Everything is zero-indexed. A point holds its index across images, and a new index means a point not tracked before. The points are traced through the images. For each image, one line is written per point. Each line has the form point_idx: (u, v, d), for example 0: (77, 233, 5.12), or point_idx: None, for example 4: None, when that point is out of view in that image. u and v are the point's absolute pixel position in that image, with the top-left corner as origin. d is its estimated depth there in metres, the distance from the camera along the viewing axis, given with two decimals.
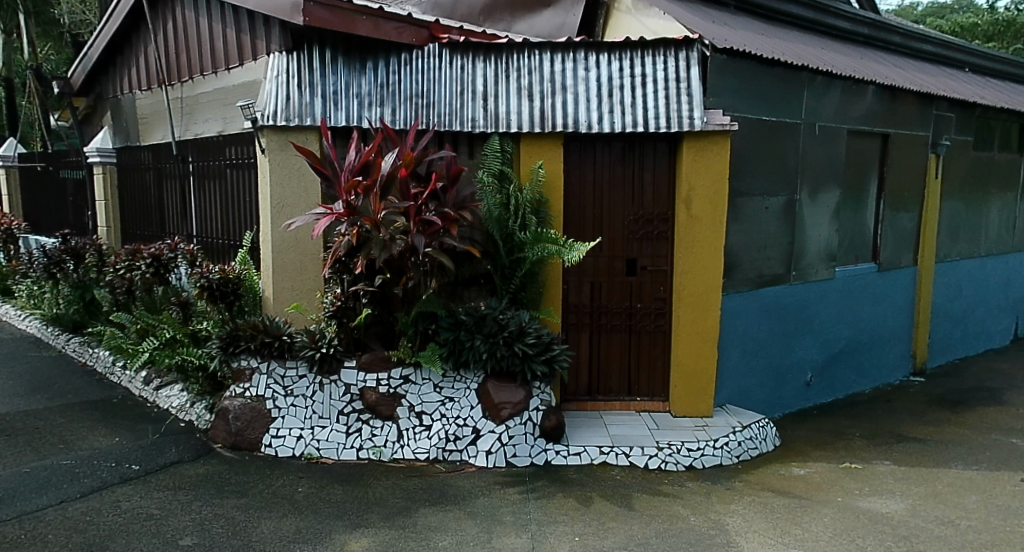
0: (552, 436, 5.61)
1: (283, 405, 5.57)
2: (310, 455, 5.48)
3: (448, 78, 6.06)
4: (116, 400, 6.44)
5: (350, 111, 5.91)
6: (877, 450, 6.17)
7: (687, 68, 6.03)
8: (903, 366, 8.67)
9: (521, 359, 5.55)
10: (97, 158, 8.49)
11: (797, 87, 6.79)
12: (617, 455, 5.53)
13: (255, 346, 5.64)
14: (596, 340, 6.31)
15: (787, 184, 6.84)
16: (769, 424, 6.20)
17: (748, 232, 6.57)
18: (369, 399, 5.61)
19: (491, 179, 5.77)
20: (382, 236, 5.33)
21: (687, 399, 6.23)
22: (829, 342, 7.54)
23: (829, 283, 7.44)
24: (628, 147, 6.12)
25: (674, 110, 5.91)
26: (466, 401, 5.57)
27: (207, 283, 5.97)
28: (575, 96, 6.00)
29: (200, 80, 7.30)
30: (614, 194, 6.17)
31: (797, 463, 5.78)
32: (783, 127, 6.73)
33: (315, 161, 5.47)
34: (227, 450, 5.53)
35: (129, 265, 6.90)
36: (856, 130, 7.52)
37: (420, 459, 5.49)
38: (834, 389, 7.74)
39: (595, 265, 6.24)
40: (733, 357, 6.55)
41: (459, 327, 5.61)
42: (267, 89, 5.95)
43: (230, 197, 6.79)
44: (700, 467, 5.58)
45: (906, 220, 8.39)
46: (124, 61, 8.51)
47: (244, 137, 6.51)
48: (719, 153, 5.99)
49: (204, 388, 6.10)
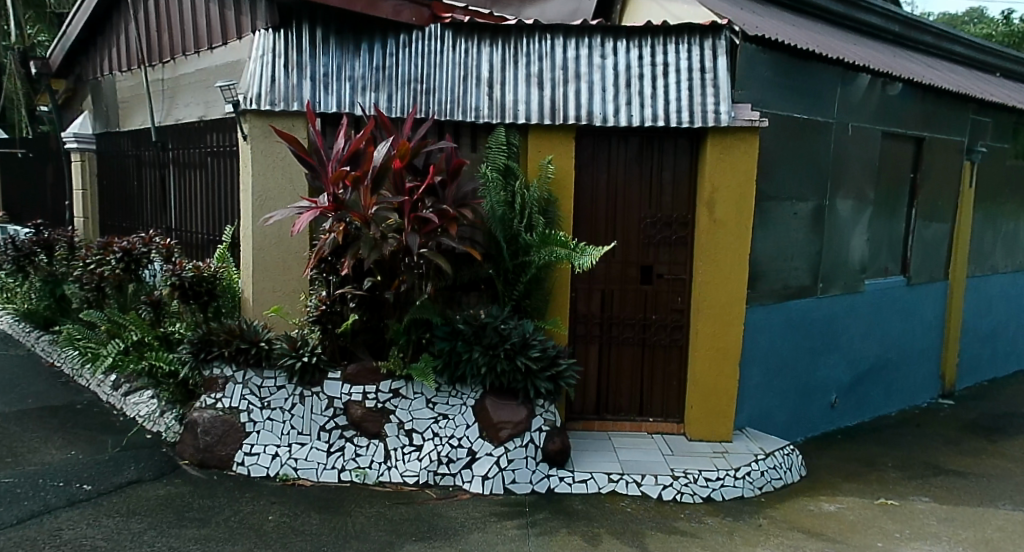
0: (556, 461, 5.05)
1: (259, 418, 5.03)
2: (285, 476, 4.94)
3: (450, 62, 5.50)
4: (80, 407, 5.94)
5: (342, 96, 5.38)
6: (913, 484, 5.59)
7: (713, 58, 5.47)
8: (931, 388, 8.10)
9: (524, 375, 5.00)
10: (74, 143, 8.12)
11: (831, 83, 6.23)
12: (627, 483, 4.99)
13: (229, 353, 5.08)
14: (605, 354, 5.77)
15: (818, 189, 6.28)
16: (795, 451, 5.64)
17: (774, 239, 6.00)
18: (354, 415, 5.06)
19: (495, 174, 5.22)
20: (372, 234, 4.83)
21: (703, 422, 5.67)
22: (856, 361, 6.98)
23: (858, 297, 6.88)
24: (645, 142, 5.58)
25: (697, 103, 5.37)
26: (461, 419, 5.03)
27: (179, 282, 5.38)
28: (590, 85, 5.46)
29: (182, 60, 6.68)
30: (629, 194, 5.63)
31: (827, 498, 5.22)
32: (815, 126, 6.16)
33: (300, 150, 4.93)
34: (195, 468, 4.98)
35: (100, 259, 6.25)
36: (890, 132, 6.96)
37: (409, 483, 4.95)
38: (860, 411, 7.19)
39: (606, 271, 5.69)
40: (755, 376, 6.00)
41: (456, 336, 5.09)
42: (250, 69, 5.40)
43: (211, 188, 6.24)
44: (720, 499, 5.03)
45: (938, 231, 7.83)
46: (104, 41, 7.93)
47: (225, 123, 5.99)
48: (745, 151, 5.44)
49: (175, 396, 5.47)
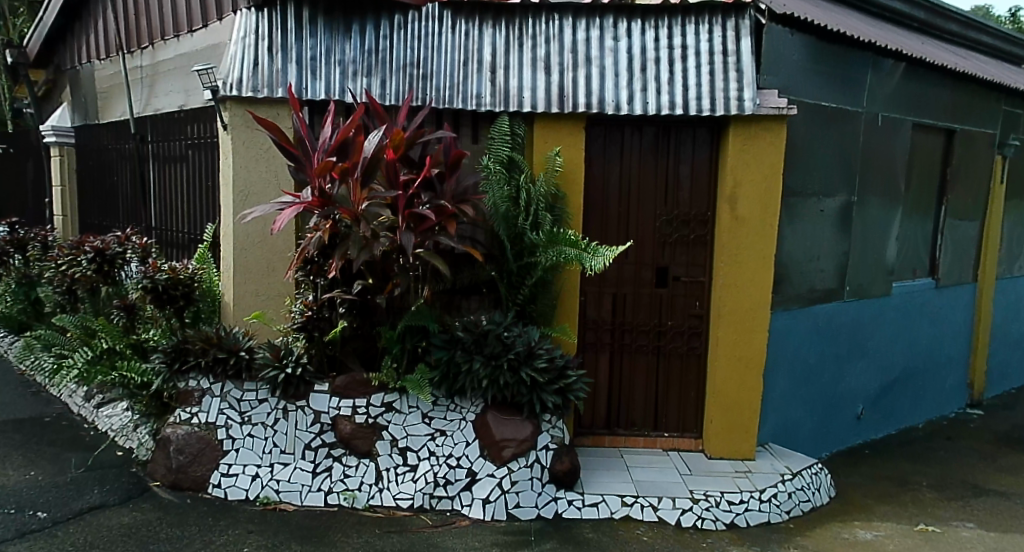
0: (564, 482, 4.58)
1: (238, 435, 4.57)
2: (266, 500, 4.48)
3: (449, 44, 5.04)
4: (47, 420, 5.48)
5: (331, 82, 4.91)
6: (954, 507, 5.14)
7: (736, 39, 5.01)
8: (959, 397, 7.63)
9: (529, 388, 4.55)
10: (52, 137, 7.68)
11: (860, 69, 5.75)
12: (642, 508, 4.53)
13: (206, 363, 4.61)
14: (617, 363, 5.31)
15: (847, 184, 5.80)
16: (824, 470, 5.16)
17: (799, 238, 5.52)
18: (343, 431, 4.60)
19: (498, 167, 4.77)
20: (363, 232, 4.36)
21: (724, 438, 5.20)
22: (883, 369, 6.51)
23: (886, 301, 6.41)
24: (661, 132, 5.12)
25: (719, 89, 4.92)
26: (460, 436, 4.56)
27: (152, 285, 4.91)
28: (601, 69, 5.00)
29: (161, 45, 6.22)
30: (644, 189, 5.16)
31: (861, 523, 4.77)
32: (844, 115, 5.68)
33: (283, 139, 4.44)
34: (166, 490, 4.53)
35: (71, 259, 5.78)
36: (922, 123, 6.48)
37: (403, 507, 4.49)
38: (887, 423, 6.73)
39: (618, 274, 5.23)
40: (778, 388, 5.54)
41: (454, 345, 4.64)
42: (230, 52, 4.93)
43: (191, 183, 5.79)
44: (745, 525, 4.56)
45: (968, 229, 7.36)
46: (82, 26, 7.51)
47: (206, 113, 5.53)
48: (772, 142, 4.97)
49: (149, 409, 4.93)
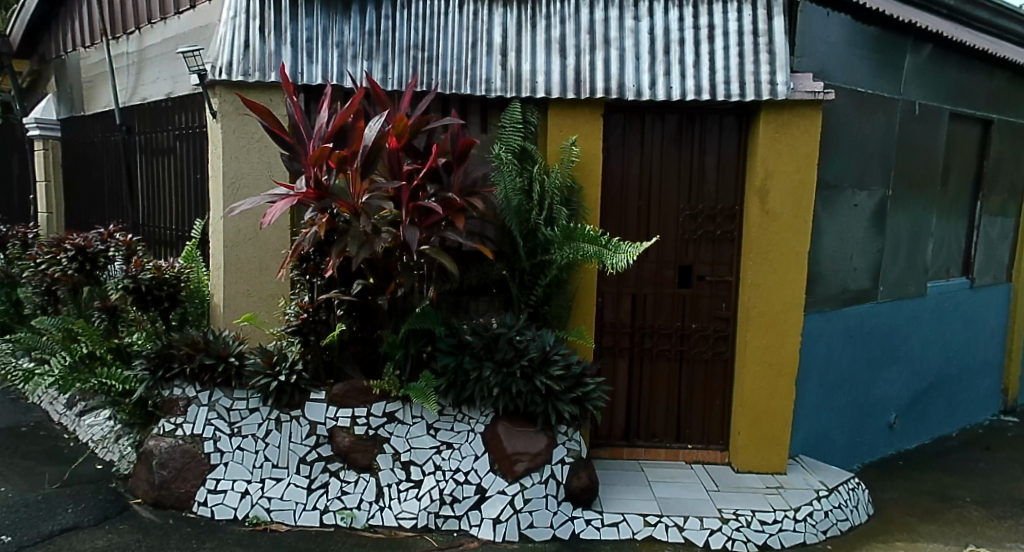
0: (581, 500, 4.20)
1: (227, 448, 4.18)
2: (255, 519, 4.09)
3: (456, 25, 4.65)
4: (24, 430, 5.10)
5: (329, 65, 4.53)
6: (1002, 527, 4.75)
7: (768, 18, 4.63)
8: (992, 403, 7.22)
9: (544, 397, 4.16)
10: (36, 129, 7.34)
11: (897, 52, 5.35)
12: (667, 528, 4.14)
13: (192, 370, 4.23)
14: (637, 370, 4.92)
15: (883, 177, 5.40)
16: (861, 485, 4.77)
17: (832, 235, 5.13)
18: (340, 444, 4.21)
19: (511, 157, 4.40)
20: (363, 227, 3.97)
21: (753, 451, 4.81)
22: (916, 376, 6.12)
23: (919, 302, 6.02)
24: (685, 120, 4.74)
25: (749, 73, 4.53)
26: (469, 450, 4.17)
27: (134, 286, 4.55)
28: (621, 52, 4.62)
29: (148, 30, 5.85)
30: (666, 181, 4.78)
31: (905, 545, 4.38)
32: (881, 102, 5.29)
33: (274, 125, 4.05)
34: (148, 509, 4.15)
35: (50, 259, 5.39)
36: (959, 112, 6.09)
37: (406, 527, 4.11)
38: (919, 432, 6.33)
39: (638, 273, 4.84)
40: (809, 395, 5.15)
41: (462, 350, 4.25)
42: (220, 33, 4.55)
43: (179, 176, 5.41)
44: (779, 547, 4.18)
45: (1003, 227, 6.95)
46: (68, 13, 7.17)
47: (194, 100, 5.16)
48: (807, 130, 4.58)
49: (133, 419, 4.53)
